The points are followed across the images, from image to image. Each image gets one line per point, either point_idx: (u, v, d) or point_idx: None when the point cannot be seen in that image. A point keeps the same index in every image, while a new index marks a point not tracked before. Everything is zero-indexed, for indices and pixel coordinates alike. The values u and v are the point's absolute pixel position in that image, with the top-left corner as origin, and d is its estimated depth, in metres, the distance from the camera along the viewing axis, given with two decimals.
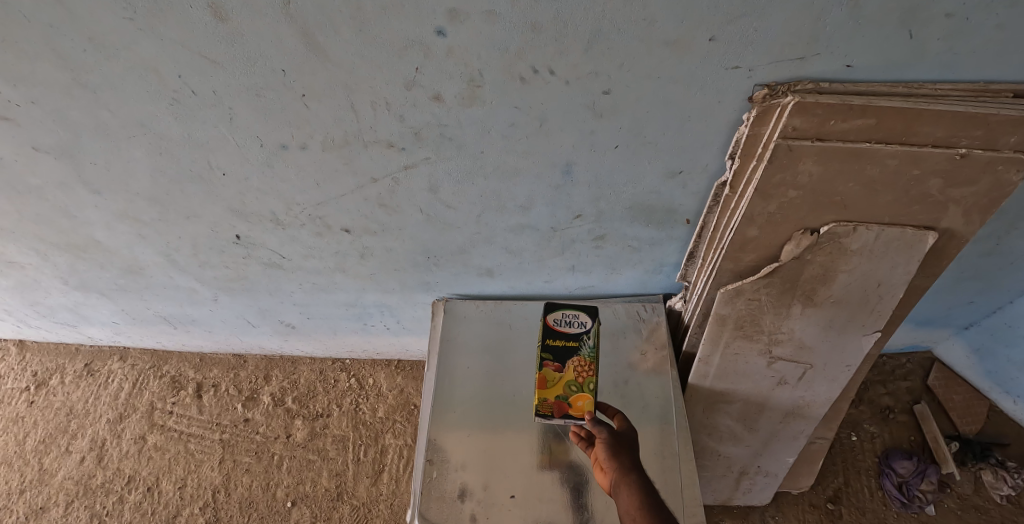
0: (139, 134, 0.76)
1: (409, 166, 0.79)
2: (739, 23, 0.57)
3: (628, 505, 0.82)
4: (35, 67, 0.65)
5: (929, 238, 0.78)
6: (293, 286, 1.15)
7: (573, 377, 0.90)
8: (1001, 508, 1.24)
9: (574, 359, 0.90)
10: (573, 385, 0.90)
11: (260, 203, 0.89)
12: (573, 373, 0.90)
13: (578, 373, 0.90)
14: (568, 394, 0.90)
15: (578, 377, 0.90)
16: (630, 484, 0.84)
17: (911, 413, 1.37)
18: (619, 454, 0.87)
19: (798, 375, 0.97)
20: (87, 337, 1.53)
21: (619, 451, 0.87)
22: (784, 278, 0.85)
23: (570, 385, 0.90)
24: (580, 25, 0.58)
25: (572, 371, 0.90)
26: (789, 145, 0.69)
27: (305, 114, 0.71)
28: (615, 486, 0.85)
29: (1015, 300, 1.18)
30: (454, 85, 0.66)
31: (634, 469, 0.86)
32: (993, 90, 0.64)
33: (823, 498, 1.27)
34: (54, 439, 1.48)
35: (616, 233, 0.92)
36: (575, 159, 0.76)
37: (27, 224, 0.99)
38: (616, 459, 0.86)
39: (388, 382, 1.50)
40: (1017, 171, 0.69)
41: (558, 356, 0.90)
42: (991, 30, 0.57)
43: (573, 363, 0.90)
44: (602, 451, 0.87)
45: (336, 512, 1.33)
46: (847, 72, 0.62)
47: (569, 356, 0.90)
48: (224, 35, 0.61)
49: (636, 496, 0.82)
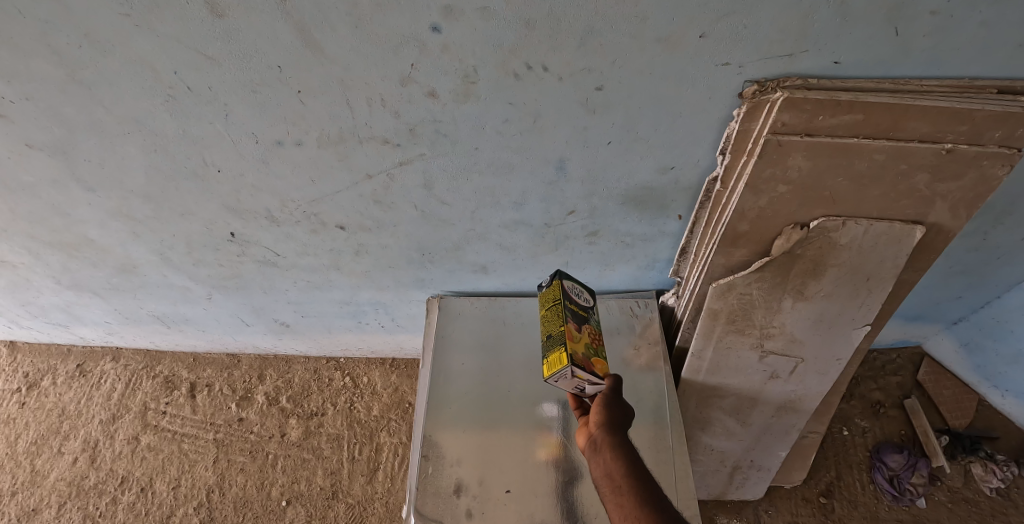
0: (134, 131, 0.76)
1: (404, 162, 0.79)
2: (730, 21, 0.58)
3: (602, 482, 0.71)
4: (30, 63, 0.65)
5: (918, 232, 0.79)
6: (288, 284, 1.15)
7: (588, 340, 0.79)
8: (990, 500, 1.26)
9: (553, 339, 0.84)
10: (592, 346, 0.79)
11: (255, 201, 0.89)
12: (588, 336, 0.80)
13: (591, 338, 0.80)
14: (589, 355, 0.78)
15: (591, 342, 0.80)
16: (612, 448, 0.73)
17: (902, 408, 1.38)
18: (603, 415, 0.77)
19: (789, 369, 0.98)
20: (80, 338, 1.52)
21: (609, 418, 0.77)
22: (774, 272, 0.86)
23: (587, 347, 0.79)
24: (572, 22, 0.59)
25: (588, 335, 0.80)
26: (778, 141, 0.70)
27: (300, 109, 0.71)
28: (593, 453, 0.75)
29: (1004, 294, 1.20)
30: (449, 82, 0.66)
31: (617, 435, 0.74)
32: (977, 86, 0.65)
33: (815, 492, 1.28)
34: (46, 440, 1.46)
35: (610, 229, 0.93)
36: (568, 155, 0.77)
37: (19, 222, 0.98)
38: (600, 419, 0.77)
39: (382, 380, 1.50)
40: (1003, 165, 0.70)
41: (575, 317, 0.80)
42: (974, 27, 0.58)
43: (586, 329, 0.81)
44: (595, 413, 0.78)
45: (331, 511, 1.33)
46: (835, 68, 0.64)
47: (583, 322, 0.81)
48: (221, 32, 0.61)
49: (619, 464, 0.70)
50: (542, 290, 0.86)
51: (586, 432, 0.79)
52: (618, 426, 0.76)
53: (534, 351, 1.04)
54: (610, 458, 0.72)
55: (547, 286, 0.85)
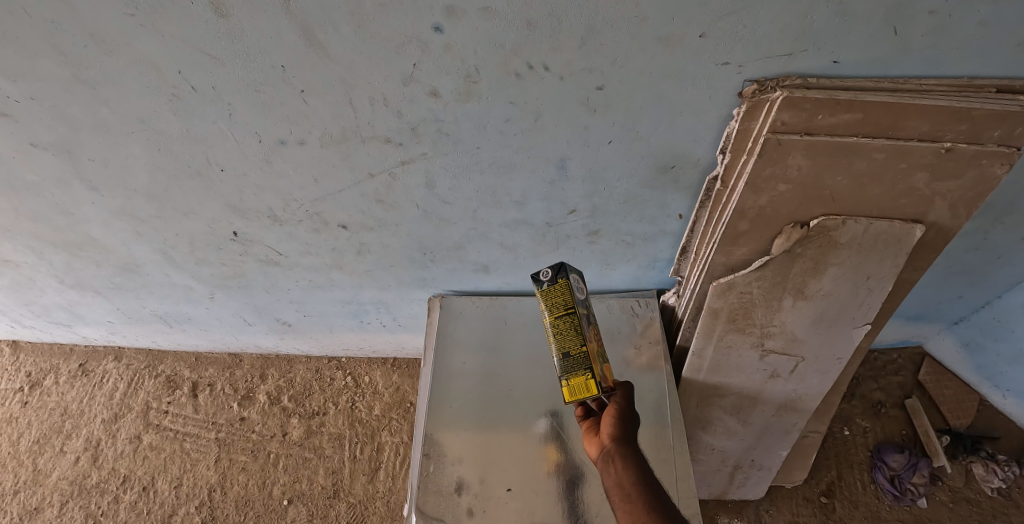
0: (138, 131, 0.77)
1: (406, 161, 0.80)
2: (729, 20, 0.59)
3: (613, 490, 0.72)
4: (35, 63, 0.66)
5: (917, 230, 0.79)
6: (290, 284, 1.15)
7: (597, 348, 0.80)
8: (992, 500, 1.26)
9: (591, 328, 0.80)
10: (601, 357, 0.80)
11: (258, 200, 0.90)
12: (596, 343, 0.80)
13: (598, 342, 0.81)
14: (602, 368, 0.79)
15: (600, 347, 0.80)
16: (620, 457, 0.73)
17: (902, 408, 1.38)
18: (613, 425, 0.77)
19: (790, 368, 0.98)
20: (82, 338, 1.52)
21: (622, 429, 0.77)
22: (774, 271, 0.87)
23: (598, 356, 0.80)
24: (573, 22, 0.59)
25: (596, 342, 0.80)
26: (778, 140, 0.70)
27: (303, 109, 0.72)
28: (603, 462, 0.76)
29: (1004, 294, 1.20)
30: (451, 81, 0.67)
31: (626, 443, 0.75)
32: (977, 85, 0.66)
33: (816, 492, 1.29)
34: (48, 440, 1.47)
35: (611, 228, 0.93)
36: (569, 153, 0.77)
37: (23, 222, 0.99)
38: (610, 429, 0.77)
39: (384, 379, 1.50)
40: (1003, 164, 0.71)
41: (586, 326, 0.78)
42: (973, 26, 0.58)
43: (594, 335, 0.80)
44: (608, 424, 0.78)
45: (333, 510, 1.34)
46: (834, 67, 0.64)
47: (589, 325, 0.79)
48: (225, 32, 0.62)
49: (628, 473, 0.71)
50: (541, 287, 0.77)
51: (594, 441, 0.80)
52: (627, 433, 0.77)
53: (534, 350, 1.04)
54: (619, 468, 0.72)
55: (549, 284, 0.77)
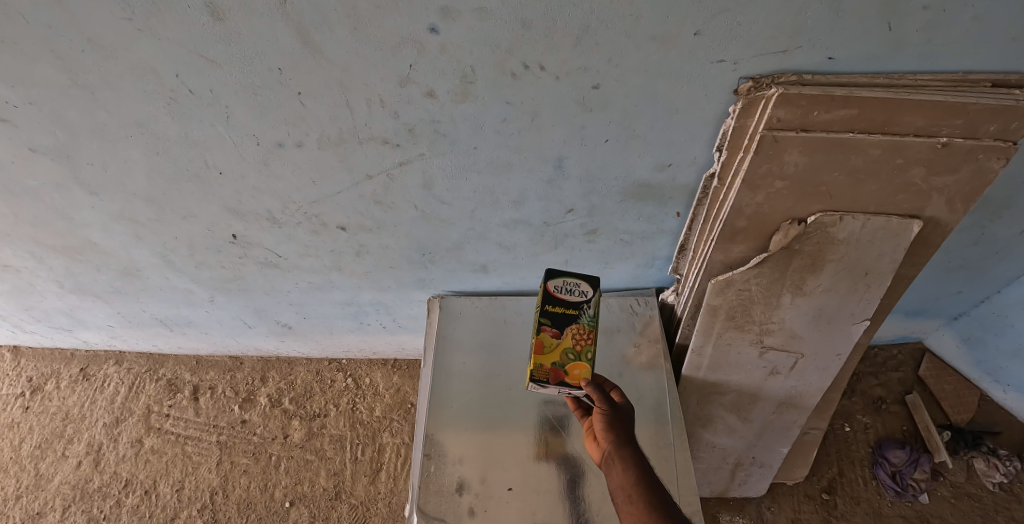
0: (137, 134, 0.77)
1: (403, 162, 0.80)
2: (724, 18, 0.59)
3: (619, 491, 0.77)
4: (33, 68, 0.66)
5: (915, 226, 0.80)
6: (290, 286, 1.15)
7: (569, 344, 0.80)
8: (994, 495, 1.26)
9: (573, 326, 0.81)
10: (568, 352, 0.80)
11: (257, 203, 0.90)
12: (571, 339, 0.80)
13: (577, 340, 0.80)
14: (564, 362, 0.80)
15: (575, 345, 0.80)
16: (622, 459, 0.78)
17: (903, 404, 1.38)
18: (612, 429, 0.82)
19: (789, 365, 0.98)
20: (83, 342, 1.52)
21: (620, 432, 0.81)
22: (772, 268, 0.87)
23: (566, 353, 0.80)
24: (568, 21, 0.59)
25: (569, 338, 0.80)
26: (774, 136, 0.71)
27: (300, 111, 0.72)
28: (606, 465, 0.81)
29: (1004, 289, 1.20)
30: (448, 81, 0.67)
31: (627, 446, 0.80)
32: (972, 80, 0.66)
33: (818, 489, 1.29)
34: (51, 444, 1.47)
35: (609, 227, 0.93)
36: (566, 152, 0.77)
37: (22, 227, 0.99)
38: (610, 433, 0.82)
39: (385, 380, 1.50)
40: (999, 158, 0.71)
41: (557, 322, 0.80)
42: (967, 21, 0.58)
43: (572, 332, 0.80)
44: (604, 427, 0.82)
45: (335, 511, 1.34)
46: (829, 64, 0.64)
47: (568, 323, 0.81)
48: (221, 35, 0.62)
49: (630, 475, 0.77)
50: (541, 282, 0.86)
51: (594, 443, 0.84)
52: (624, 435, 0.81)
53: None
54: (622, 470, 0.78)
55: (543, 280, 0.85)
